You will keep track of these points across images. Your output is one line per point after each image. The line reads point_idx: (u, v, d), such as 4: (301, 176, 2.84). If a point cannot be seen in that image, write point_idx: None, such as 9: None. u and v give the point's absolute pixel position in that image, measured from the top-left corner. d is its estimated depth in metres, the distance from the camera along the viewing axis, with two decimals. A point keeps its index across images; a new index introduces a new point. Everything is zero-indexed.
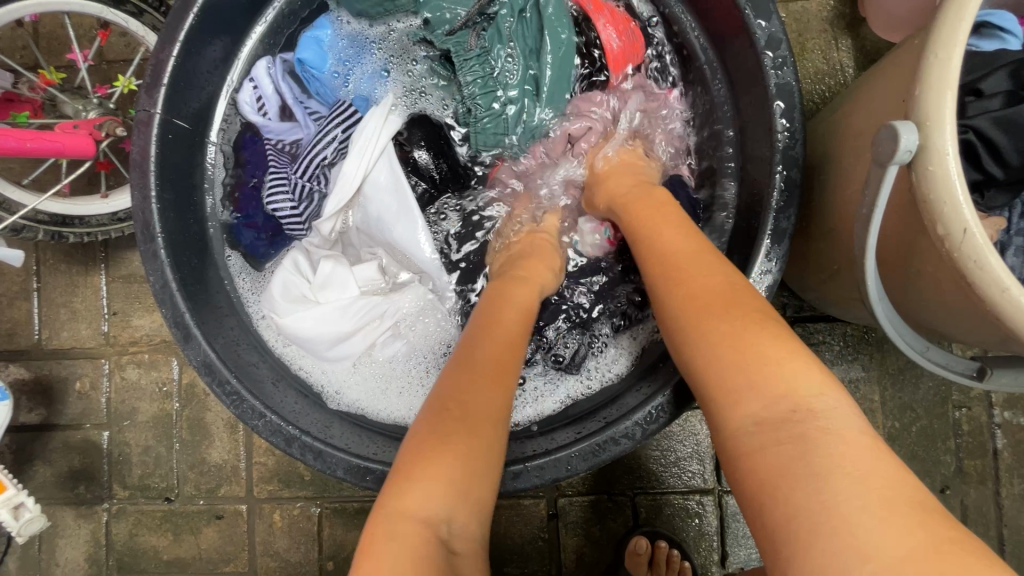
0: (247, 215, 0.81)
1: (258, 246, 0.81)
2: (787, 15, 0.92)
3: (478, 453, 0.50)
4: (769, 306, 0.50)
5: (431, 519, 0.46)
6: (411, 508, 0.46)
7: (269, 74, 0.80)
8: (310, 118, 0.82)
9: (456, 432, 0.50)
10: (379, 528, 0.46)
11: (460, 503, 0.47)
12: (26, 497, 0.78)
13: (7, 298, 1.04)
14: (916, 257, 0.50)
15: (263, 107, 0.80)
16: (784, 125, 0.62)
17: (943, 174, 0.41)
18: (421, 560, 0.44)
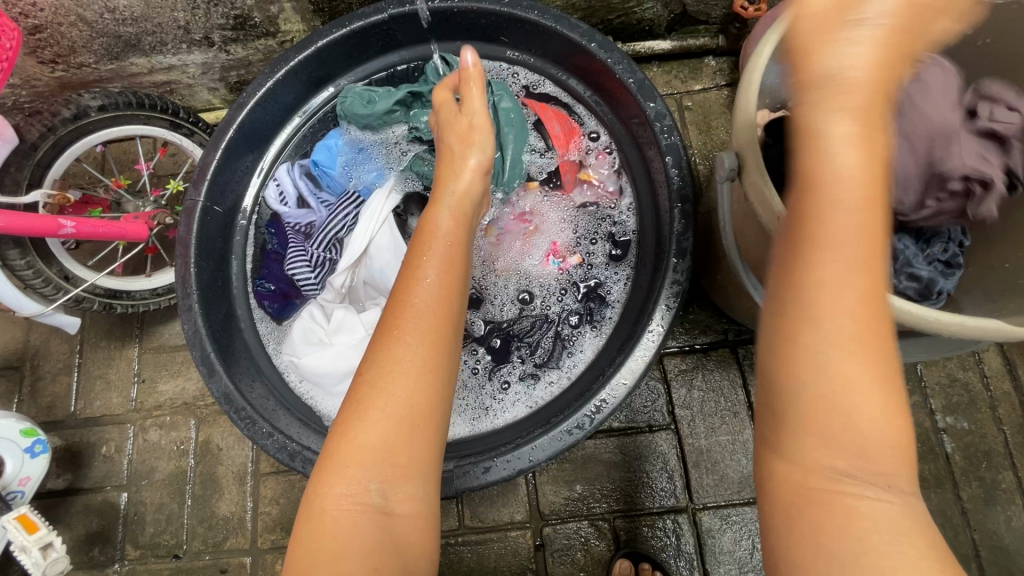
0: (268, 276, 0.99)
1: (277, 306, 0.97)
2: (694, 104, 1.17)
3: (399, 419, 0.56)
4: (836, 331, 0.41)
5: (360, 489, 0.55)
6: (341, 485, 0.56)
7: (290, 176, 1.02)
8: (322, 205, 1.02)
9: (392, 370, 0.57)
10: (334, 458, 0.57)
11: (384, 471, 0.56)
12: (54, 537, 0.87)
13: (51, 374, 1.19)
14: (772, 251, 0.66)
15: (285, 199, 1.01)
16: (676, 173, 0.82)
17: (758, 181, 0.59)
18: (368, 474, 0.55)
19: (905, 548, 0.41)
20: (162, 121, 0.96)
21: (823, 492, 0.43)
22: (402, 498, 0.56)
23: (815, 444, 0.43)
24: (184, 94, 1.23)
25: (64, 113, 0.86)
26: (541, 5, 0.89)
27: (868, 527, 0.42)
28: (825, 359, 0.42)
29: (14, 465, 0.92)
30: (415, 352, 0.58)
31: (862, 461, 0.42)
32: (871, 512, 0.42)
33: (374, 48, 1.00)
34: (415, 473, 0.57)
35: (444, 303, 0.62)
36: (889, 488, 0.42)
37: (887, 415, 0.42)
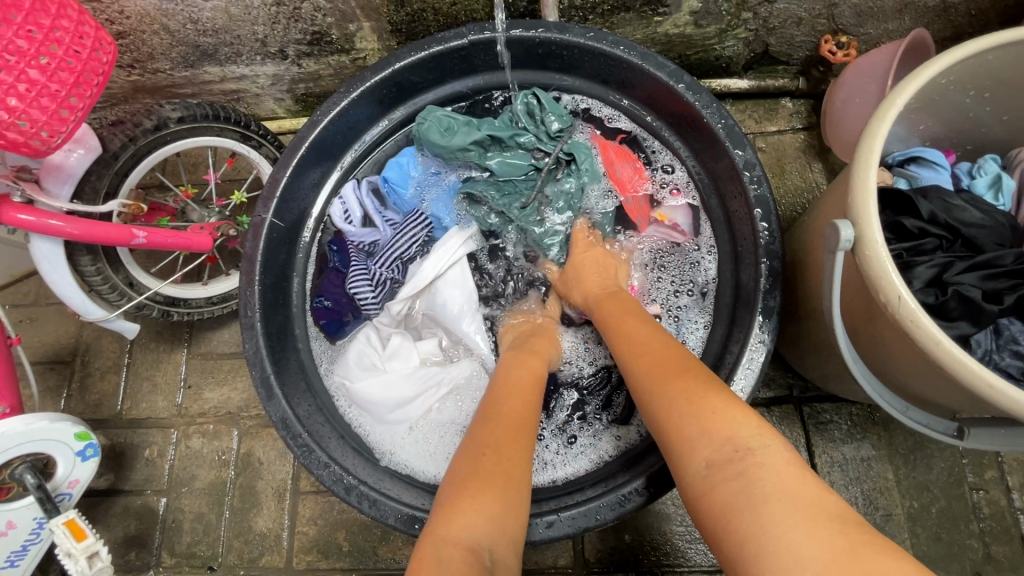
0: (326, 294, 0.97)
1: (336, 325, 0.97)
2: (767, 146, 1.13)
3: (509, 488, 0.58)
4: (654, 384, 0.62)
5: (475, 539, 0.52)
6: (456, 530, 0.53)
7: (357, 194, 1.01)
8: (386, 224, 1.01)
9: (504, 449, 0.61)
10: (450, 509, 0.55)
11: (496, 532, 0.54)
12: (101, 546, 0.86)
13: (100, 371, 1.20)
14: (879, 326, 0.62)
15: (350, 218, 1.00)
16: (764, 227, 0.78)
17: (876, 256, 0.56)
18: (484, 532, 0.53)
19: (775, 508, 0.47)
20: (234, 133, 0.96)
21: (702, 491, 0.52)
22: (505, 571, 0.53)
23: (686, 444, 0.55)
24: (251, 103, 1.24)
25: (145, 124, 0.86)
26: (628, 41, 0.87)
27: (733, 494, 0.50)
28: (649, 412, 0.61)
29: (66, 467, 0.92)
30: (525, 435, 0.64)
31: (723, 445, 0.53)
32: (743, 481, 0.50)
33: (450, 73, 0.99)
34: (516, 546, 0.55)
35: (531, 406, 0.70)
36: (744, 450, 0.52)
37: (736, 414, 0.55)
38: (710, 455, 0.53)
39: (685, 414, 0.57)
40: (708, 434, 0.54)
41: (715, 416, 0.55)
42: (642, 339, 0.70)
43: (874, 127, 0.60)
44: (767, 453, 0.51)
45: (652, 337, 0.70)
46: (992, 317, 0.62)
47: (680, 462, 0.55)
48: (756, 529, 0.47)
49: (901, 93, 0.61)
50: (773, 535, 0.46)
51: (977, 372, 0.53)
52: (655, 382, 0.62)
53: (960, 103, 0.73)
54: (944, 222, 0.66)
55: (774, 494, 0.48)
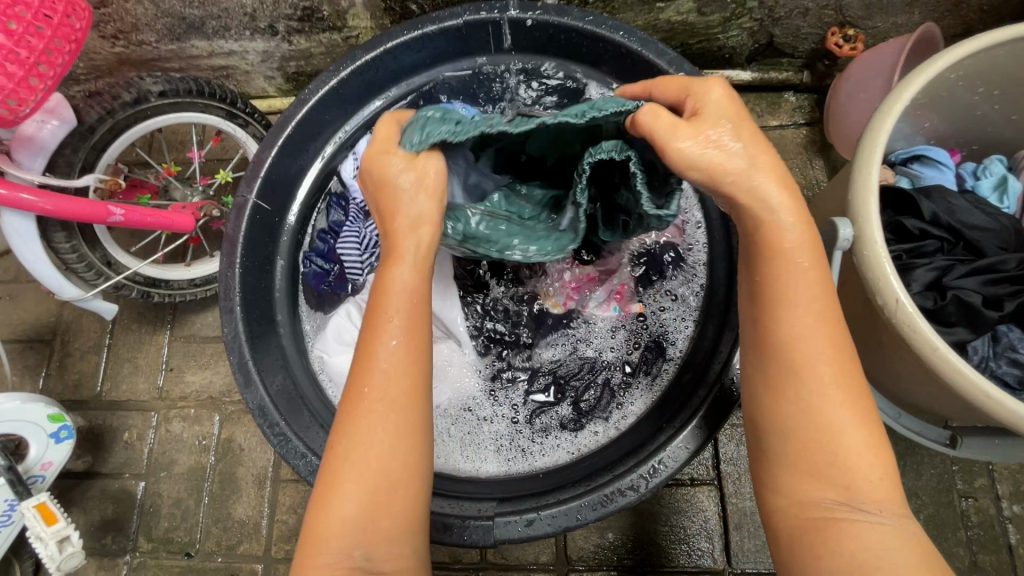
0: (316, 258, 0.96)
1: (321, 285, 0.95)
2: (768, 140, 1.11)
3: (374, 492, 0.53)
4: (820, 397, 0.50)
5: (344, 556, 0.52)
6: (324, 555, 0.52)
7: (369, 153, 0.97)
8: None
9: (364, 442, 0.53)
10: (312, 530, 0.52)
11: (362, 539, 0.52)
12: (72, 530, 0.84)
13: (80, 352, 1.18)
14: (875, 329, 0.59)
15: (358, 175, 0.96)
16: None
17: (875, 257, 0.53)
18: (348, 544, 0.52)
19: (900, 574, 0.44)
20: (219, 110, 0.93)
21: (823, 521, 0.48)
22: (391, 560, 0.53)
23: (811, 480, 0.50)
24: (240, 81, 1.20)
25: (124, 97, 0.82)
26: (627, 27, 0.85)
27: (863, 546, 0.46)
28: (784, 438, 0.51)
29: (38, 448, 0.90)
30: (388, 424, 0.54)
31: (854, 495, 0.48)
32: (869, 530, 0.47)
33: (445, 54, 0.95)
34: (394, 537, 0.53)
35: (407, 361, 0.56)
36: (880, 512, 0.48)
37: (869, 450, 0.50)
38: (840, 500, 0.49)
39: (831, 439, 0.49)
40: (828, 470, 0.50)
41: (849, 457, 0.49)
42: (798, 287, 0.52)
43: (878, 120, 0.58)
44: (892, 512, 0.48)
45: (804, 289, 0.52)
46: (990, 323, 0.60)
47: (795, 502, 0.50)
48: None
49: (909, 86, 0.58)
50: None
51: (974, 382, 0.51)
52: (815, 368, 0.50)
53: (967, 101, 0.70)
54: (947, 223, 0.63)
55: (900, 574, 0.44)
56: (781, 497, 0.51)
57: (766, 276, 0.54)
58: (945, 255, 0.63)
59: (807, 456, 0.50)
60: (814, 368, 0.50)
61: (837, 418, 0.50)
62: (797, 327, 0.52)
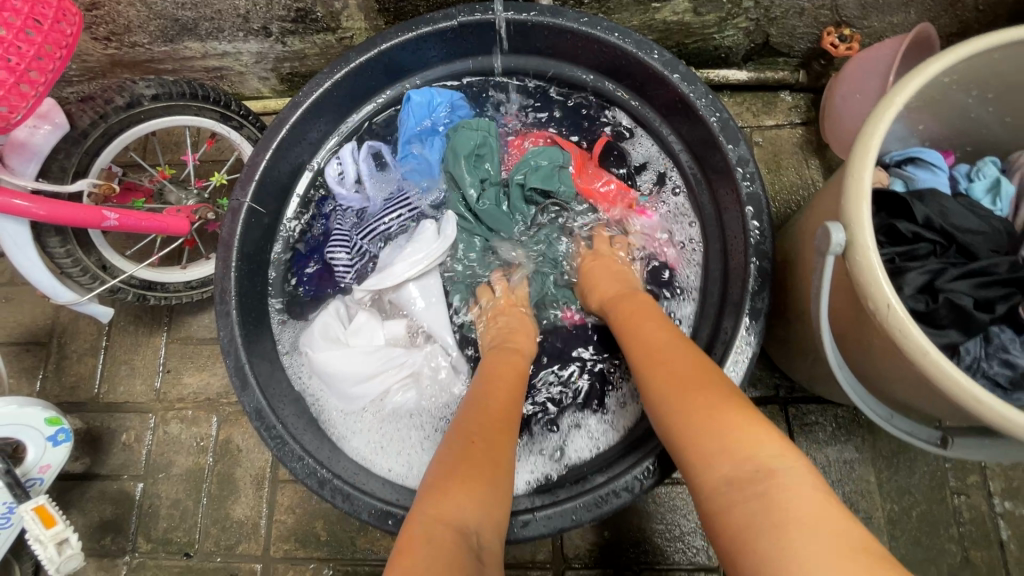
0: (306, 260, 0.96)
1: (312, 285, 0.95)
2: (763, 140, 1.11)
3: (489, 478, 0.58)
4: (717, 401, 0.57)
5: (460, 525, 0.53)
6: (442, 520, 0.52)
7: (354, 156, 0.98)
8: (377, 189, 0.98)
9: (489, 433, 0.62)
10: (434, 498, 0.55)
11: (477, 514, 0.54)
12: (70, 533, 0.85)
13: (77, 354, 1.18)
14: (866, 332, 0.60)
15: (343, 179, 0.98)
16: (755, 226, 0.76)
17: (868, 263, 0.54)
18: (470, 516, 0.54)
19: (799, 530, 0.46)
20: (213, 112, 0.93)
21: (721, 506, 0.51)
22: (491, 551, 0.54)
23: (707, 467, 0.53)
24: (234, 81, 1.19)
25: (117, 101, 0.82)
26: (622, 28, 0.84)
27: (751, 512, 0.49)
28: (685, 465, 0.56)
29: (36, 452, 0.90)
30: (497, 435, 0.63)
31: (747, 472, 0.51)
32: (762, 499, 0.49)
33: (440, 54, 0.95)
34: (498, 528, 0.56)
35: (514, 402, 0.70)
36: (763, 470, 0.50)
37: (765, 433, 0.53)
38: (735, 473, 0.52)
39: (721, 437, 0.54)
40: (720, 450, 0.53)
41: (749, 445, 0.52)
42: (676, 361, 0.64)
43: (873, 125, 0.58)
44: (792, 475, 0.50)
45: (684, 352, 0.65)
46: (982, 325, 0.61)
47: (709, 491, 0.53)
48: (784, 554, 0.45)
49: (901, 91, 0.59)
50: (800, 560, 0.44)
51: (965, 386, 0.51)
52: (700, 389, 0.59)
53: (962, 103, 0.70)
54: (940, 227, 0.64)
55: (800, 517, 0.47)
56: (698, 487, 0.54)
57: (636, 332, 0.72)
58: (938, 257, 0.64)
59: (712, 452, 0.54)
60: (698, 392, 0.59)
61: (719, 422, 0.55)
62: (678, 358, 0.64)
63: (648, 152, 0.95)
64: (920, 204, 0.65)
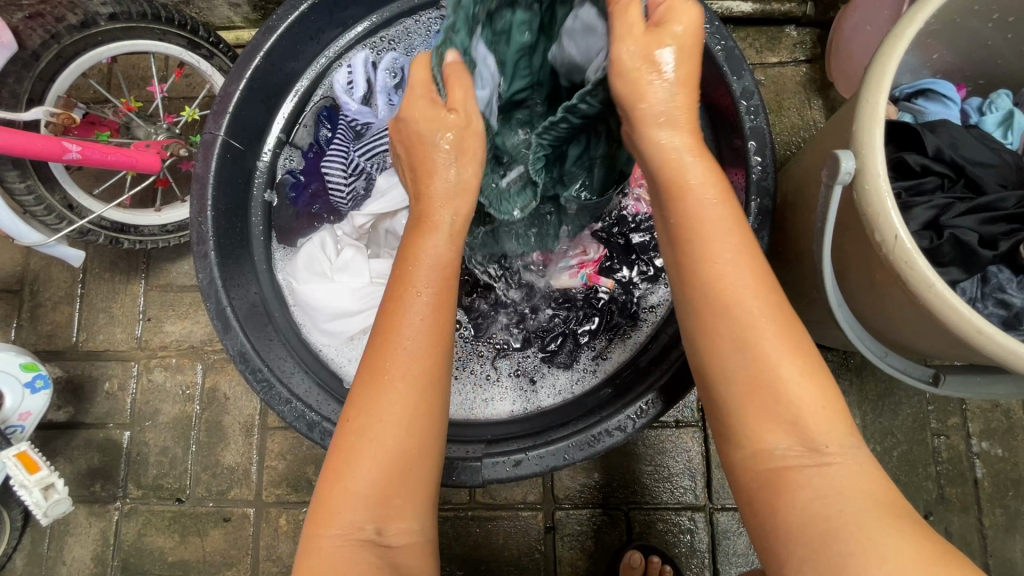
0: (303, 176, 0.92)
1: (297, 194, 0.91)
2: (766, 78, 1.06)
3: (382, 468, 0.50)
4: (772, 312, 0.48)
5: (357, 529, 0.50)
6: (336, 525, 0.50)
7: (367, 68, 0.92)
8: (387, 109, 0.93)
9: (383, 408, 0.51)
10: (325, 501, 0.51)
11: (382, 509, 0.50)
12: (56, 478, 0.84)
13: (51, 302, 1.14)
14: (870, 267, 0.58)
15: (352, 89, 0.92)
16: (758, 161, 0.73)
17: (877, 191, 0.52)
18: (364, 515, 0.50)
19: (855, 497, 0.44)
20: (179, 38, 0.85)
21: (776, 469, 0.47)
22: (401, 532, 0.52)
23: (761, 424, 0.48)
24: (203, 8, 1.10)
25: (70, 19, 0.75)
26: None
27: (829, 488, 0.45)
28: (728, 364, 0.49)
29: (13, 399, 0.88)
30: (399, 402, 0.51)
31: (806, 437, 0.46)
32: (819, 470, 0.46)
33: None
34: (414, 509, 0.52)
35: (441, 329, 0.53)
36: (832, 446, 0.46)
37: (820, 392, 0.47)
38: (793, 445, 0.47)
39: (790, 397, 0.47)
40: (789, 406, 0.46)
41: (793, 397, 0.47)
42: (734, 287, 0.49)
43: (891, 44, 0.54)
44: (848, 447, 0.47)
45: (728, 255, 0.49)
46: (984, 262, 0.60)
47: (748, 450, 0.48)
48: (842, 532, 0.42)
49: (923, 10, 0.55)
50: (852, 535, 0.42)
51: (966, 317, 0.50)
52: (711, 243, 0.50)
53: (979, 30, 0.67)
54: (950, 159, 0.61)
55: (863, 501, 0.44)
56: (731, 445, 0.50)
57: (671, 181, 0.52)
58: (945, 192, 0.62)
59: (749, 392, 0.48)
60: (709, 241, 0.50)
61: (787, 378, 0.47)
62: (712, 251, 0.50)
63: None
64: (933, 136, 0.62)
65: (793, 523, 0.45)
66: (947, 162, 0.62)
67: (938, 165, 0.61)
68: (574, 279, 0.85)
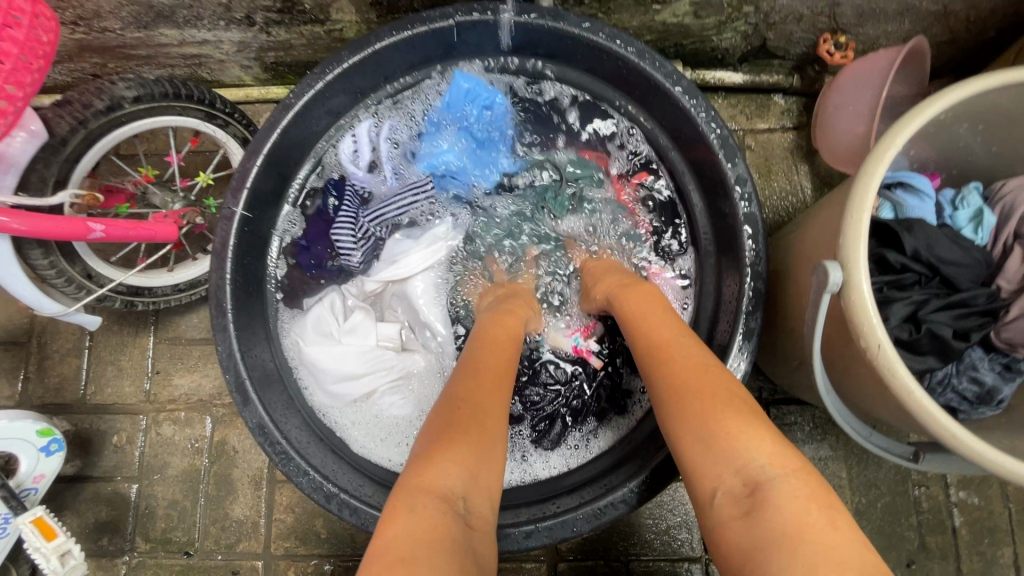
0: (311, 241, 0.95)
1: (311, 260, 0.95)
2: (756, 145, 1.12)
3: (476, 444, 0.58)
4: (704, 375, 0.61)
5: (449, 492, 0.54)
6: (431, 487, 0.53)
7: (372, 137, 0.96)
8: (393, 175, 0.99)
9: (479, 397, 0.64)
10: (427, 460, 0.56)
11: (471, 481, 0.55)
12: (73, 544, 0.86)
13: (59, 354, 1.15)
14: (855, 361, 0.63)
15: (357, 159, 0.96)
16: (751, 246, 0.78)
17: (862, 303, 0.57)
18: (459, 479, 0.55)
19: (783, 544, 0.46)
20: (197, 112, 0.88)
21: (719, 524, 0.52)
22: (479, 513, 0.55)
23: (701, 474, 0.55)
24: (214, 69, 1.13)
25: (96, 105, 0.77)
26: (626, 35, 0.82)
27: (749, 539, 0.48)
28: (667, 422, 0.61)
29: (29, 463, 0.89)
30: (489, 393, 0.65)
31: (739, 478, 0.52)
32: (749, 522, 0.49)
33: (431, 54, 0.91)
34: (489, 492, 0.57)
35: (507, 364, 0.72)
36: (754, 481, 0.51)
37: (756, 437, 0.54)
38: (730, 489, 0.52)
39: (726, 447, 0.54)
40: (720, 457, 0.54)
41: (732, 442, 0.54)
42: (687, 370, 0.62)
43: (875, 163, 0.59)
44: (772, 481, 0.50)
45: (680, 347, 0.66)
46: (958, 353, 0.65)
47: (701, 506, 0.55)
48: (755, 570, 0.47)
49: (900, 133, 0.60)
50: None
51: (941, 420, 0.55)
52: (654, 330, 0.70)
53: (953, 131, 0.73)
54: (926, 259, 0.67)
55: (784, 534, 0.46)
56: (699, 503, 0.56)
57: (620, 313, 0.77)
58: (922, 288, 0.67)
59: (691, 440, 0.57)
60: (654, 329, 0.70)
61: (711, 425, 0.56)
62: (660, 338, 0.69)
63: (639, 148, 0.95)
64: (911, 236, 0.68)
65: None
66: (923, 261, 0.67)
67: (914, 264, 0.67)
68: (569, 340, 0.93)
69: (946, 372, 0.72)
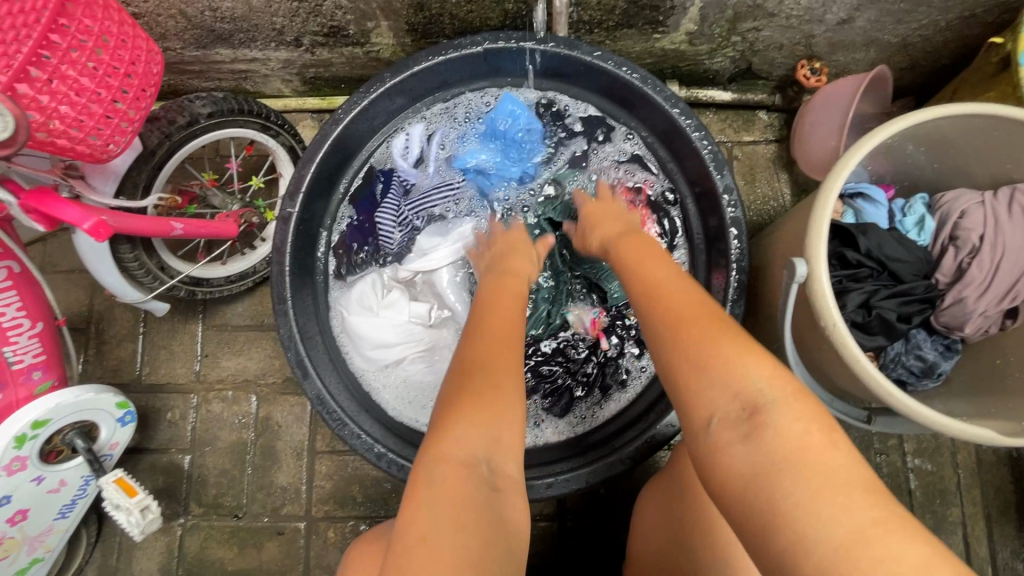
0: (358, 223, 1.10)
1: (357, 238, 1.10)
2: (743, 156, 1.27)
3: (492, 409, 0.61)
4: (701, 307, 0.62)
5: (472, 461, 0.57)
6: (453, 455, 0.57)
7: (421, 137, 1.11)
8: (436, 170, 1.13)
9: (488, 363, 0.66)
10: (444, 435, 0.59)
11: (492, 446, 0.59)
12: (150, 500, 0.98)
13: (115, 338, 1.27)
14: (819, 338, 0.78)
15: (407, 154, 1.11)
16: (735, 243, 0.93)
17: (822, 291, 0.72)
18: (478, 446, 0.58)
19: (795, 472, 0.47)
20: (255, 124, 1.01)
21: (715, 446, 0.53)
22: (505, 475, 0.59)
23: (698, 400, 0.56)
24: (258, 82, 1.26)
25: (179, 121, 0.90)
26: (630, 63, 0.96)
27: (747, 464, 0.50)
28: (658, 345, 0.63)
29: (108, 431, 1.01)
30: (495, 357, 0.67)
31: (739, 402, 0.53)
32: (756, 448, 0.50)
33: (463, 74, 1.05)
34: (511, 455, 0.60)
35: (511, 321, 0.74)
36: (757, 406, 0.52)
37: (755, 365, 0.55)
38: (729, 413, 0.53)
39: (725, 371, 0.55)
40: (722, 380, 0.54)
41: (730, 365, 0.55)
42: (681, 305, 0.64)
43: (834, 180, 0.74)
44: (775, 406, 0.51)
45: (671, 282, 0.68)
46: (901, 332, 0.81)
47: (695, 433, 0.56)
48: (764, 490, 0.48)
49: (852, 157, 0.74)
50: (795, 503, 0.46)
51: (883, 383, 0.70)
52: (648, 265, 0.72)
53: (903, 151, 0.88)
54: (877, 256, 0.82)
55: (793, 460, 0.48)
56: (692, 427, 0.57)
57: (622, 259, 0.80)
58: (873, 280, 0.82)
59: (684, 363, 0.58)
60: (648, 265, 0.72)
61: (708, 351, 0.57)
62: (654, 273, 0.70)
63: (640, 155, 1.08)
64: (866, 238, 0.83)
65: (753, 498, 0.49)
66: (873, 259, 0.82)
67: (867, 261, 0.82)
68: (588, 317, 1.07)
69: (895, 350, 0.86)
